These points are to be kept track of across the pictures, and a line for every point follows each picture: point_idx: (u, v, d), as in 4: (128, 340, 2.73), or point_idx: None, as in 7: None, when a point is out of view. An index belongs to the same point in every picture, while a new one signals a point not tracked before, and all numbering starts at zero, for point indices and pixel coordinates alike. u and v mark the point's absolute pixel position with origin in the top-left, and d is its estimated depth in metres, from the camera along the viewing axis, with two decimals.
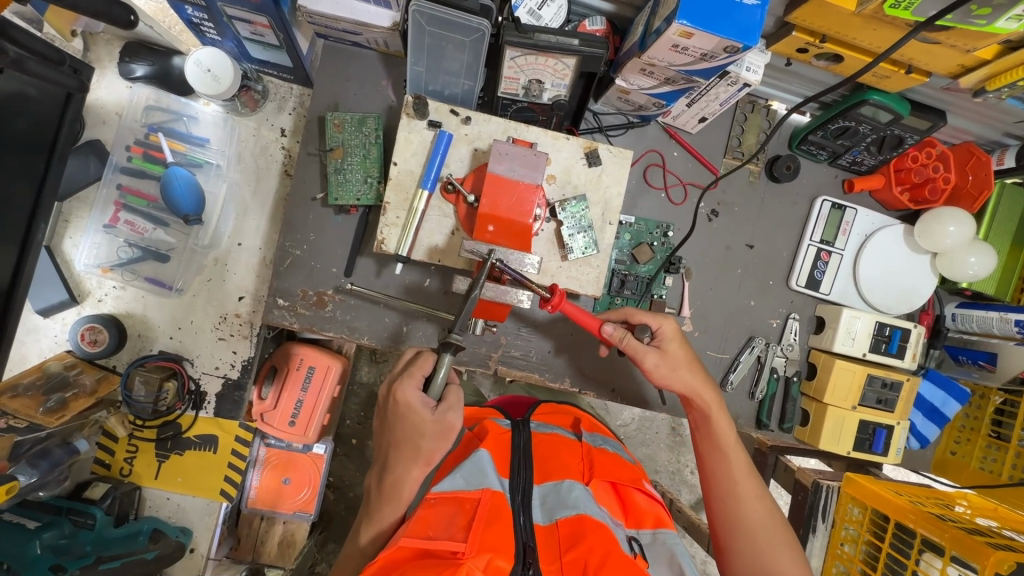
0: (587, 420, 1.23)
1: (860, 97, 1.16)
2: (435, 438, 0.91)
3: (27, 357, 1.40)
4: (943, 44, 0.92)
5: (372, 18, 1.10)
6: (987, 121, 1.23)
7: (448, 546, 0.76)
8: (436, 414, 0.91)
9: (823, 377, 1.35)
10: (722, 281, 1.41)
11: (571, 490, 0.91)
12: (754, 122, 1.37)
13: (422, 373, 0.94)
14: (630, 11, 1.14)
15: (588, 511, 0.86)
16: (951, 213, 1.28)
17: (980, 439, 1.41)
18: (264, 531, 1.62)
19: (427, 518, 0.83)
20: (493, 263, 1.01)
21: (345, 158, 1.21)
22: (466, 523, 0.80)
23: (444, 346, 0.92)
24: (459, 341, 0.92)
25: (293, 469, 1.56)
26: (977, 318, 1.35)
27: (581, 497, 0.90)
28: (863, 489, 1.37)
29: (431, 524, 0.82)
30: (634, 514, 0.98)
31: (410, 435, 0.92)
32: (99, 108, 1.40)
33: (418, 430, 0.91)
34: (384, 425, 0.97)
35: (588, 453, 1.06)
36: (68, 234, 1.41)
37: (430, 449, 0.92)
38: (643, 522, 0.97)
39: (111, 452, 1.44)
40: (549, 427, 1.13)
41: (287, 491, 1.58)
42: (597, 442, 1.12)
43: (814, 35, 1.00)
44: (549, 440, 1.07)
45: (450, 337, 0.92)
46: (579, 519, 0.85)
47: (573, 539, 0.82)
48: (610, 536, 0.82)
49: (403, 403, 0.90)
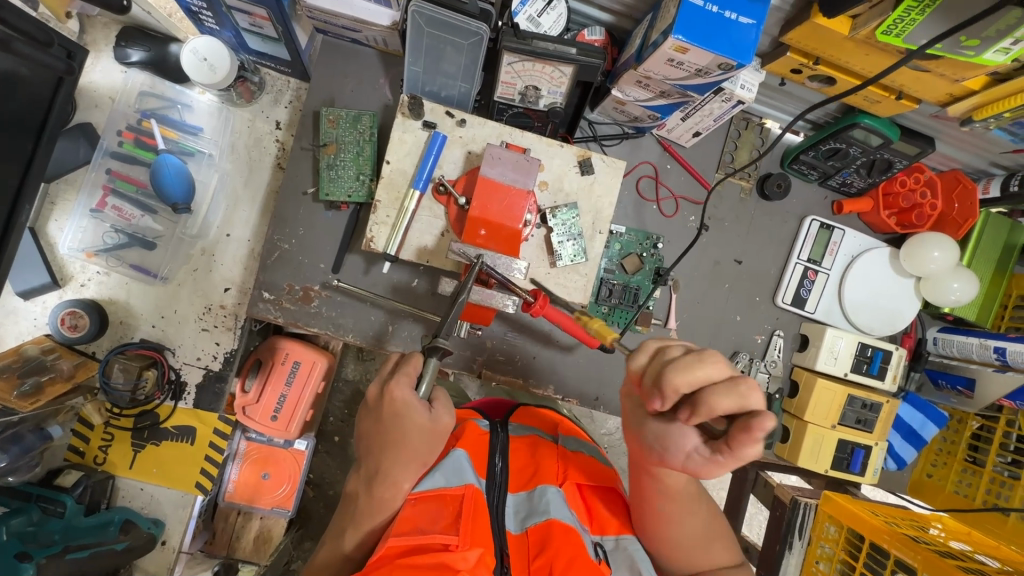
0: (566, 424, 1.19)
1: (852, 119, 1.19)
2: (429, 439, 0.81)
3: (3, 340, 1.37)
4: (933, 72, 0.93)
5: (372, 17, 1.10)
6: (975, 151, 1.25)
7: (439, 539, 0.73)
8: (432, 414, 0.82)
9: (805, 394, 1.36)
10: (710, 295, 1.42)
11: (543, 495, 0.92)
12: (747, 140, 1.38)
13: (413, 373, 0.83)
14: (629, 23, 1.15)
15: (557, 516, 0.88)
16: (936, 239, 1.30)
17: (956, 463, 1.43)
18: (241, 527, 1.58)
19: (413, 517, 0.78)
20: (481, 267, 0.98)
21: (338, 154, 1.20)
22: (453, 519, 0.76)
23: (432, 350, 0.84)
24: (447, 345, 0.84)
25: (273, 465, 1.54)
26: (958, 343, 1.36)
27: (553, 502, 0.91)
28: (840, 507, 1.39)
29: (417, 521, 0.77)
30: (598, 520, 0.98)
31: (401, 439, 0.80)
32: (93, 91, 1.39)
33: (412, 433, 0.80)
34: (366, 419, 0.84)
35: (562, 455, 1.03)
36: (53, 216, 1.38)
37: (424, 452, 0.81)
38: (606, 528, 0.98)
39: (86, 439, 1.41)
40: (525, 427, 1.11)
41: (266, 486, 1.55)
42: (573, 445, 1.09)
43: (808, 57, 1.01)
44: (526, 442, 1.04)
45: (438, 341, 0.85)
46: (548, 525, 0.87)
47: (540, 545, 0.85)
48: (577, 540, 0.86)
49: (398, 402, 0.79)
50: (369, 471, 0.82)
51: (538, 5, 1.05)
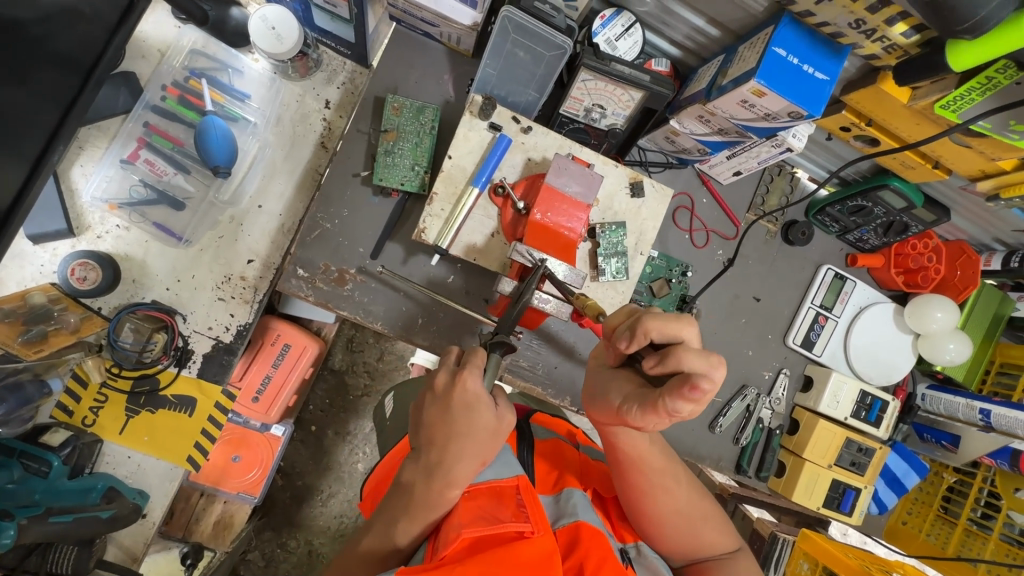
0: (581, 435, 1.22)
1: (883, 181, 1.28)
2: (490, 436, 0.81)
3: (5, 283, 1.29)
4: (973, 149, 1.02)
5: (455, 14, 1.12)
6: (983, 225, 1.37)
7: (512, 528, 0.76)
8: (498, 412, 0.82)
9: (805, 433, 1.43)
10: (727, 328, 1.47)
11: (570, 499, 0.92)
12: (778, 186, 1.46)
13: (480, 365, 0.83)
14: (694, 60, 1.21)
15: (585, 518, 0.87)
16: (939, 300, 1.40)
17: (930, 512, 1.53)
18: (202, 509, 1.63)
19: (472, 508, 0.81)
20: (543, 271, 1.03)
21: (396, 142, 1.21)
22: (517, 510, 0.79)
23: (496, 345, 0.88)
24: (511, 342, 0.88)
25: (246, 448, 1.61)
26: (945, 401, 1.46)
27: (579, 505, 0.91)
28: (817, 546, 1.44)
29: (481, 511, 0.80)
30: (619, 529, 0.99)
31: (466, 431, 0.80)
32: (142, 42, 1.34)
33: (478, 426, 0.80)
34: (427, 409, 0.83)
35: (583, 461, 1.07)
36: (79, 161, 1.32)
37: (481, 449, 0.81)
38: (628, 538, 0.98)
39: (76, 398, 1.32)
40: (548, 431, 1.12)
41: (234, 469, 1.62)
42: (591, 454, 1.14)
43: (860, 117, 1.09)
44: (550, 446, 1.06)
45: (501, 336, 0.89)
46: (576, 526, 0.86)
47: (568, 547, 0.84)
48: (606, 544, 0.84)
49: (469, 394, 0.80)
50: (427, 463, 0.81)
51: (617, 29, 1.10)
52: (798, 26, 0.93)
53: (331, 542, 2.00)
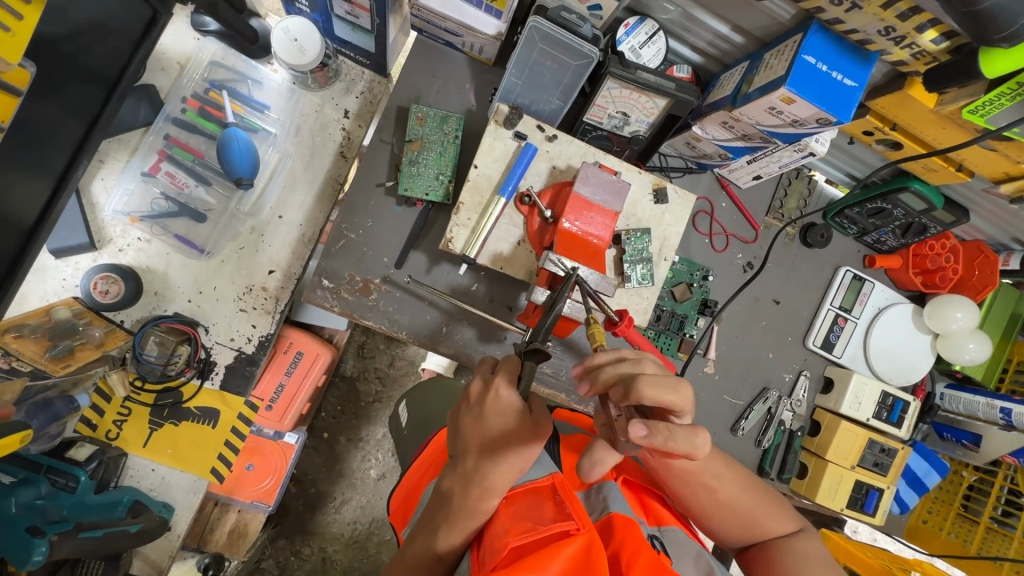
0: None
1: (903, 183, 1.28)
2: (524, 444, 0.79)
3: (27, 298, 1.28)
4: (999, 153, 1.03)
5: (479, 24, 1.13)
6: (1001, 225, 1.38)
7: (558, 526, 0.73)
8: (534, 418, 0.80)
9: (828, 434, 1.43)
10: (747, 331, 1.48)
11: (603, 493, 0.92)
12: (796, 189, 1.47)
13: (514, 371, 0.83)
14: (716, 66, 1.22)
15: (617, 509, 0.88)
16: (960, 301, 1.41)
17: (951, 511, 1.53)
18: (217, 518, 1.65)
19: (514, 515, 0.78)
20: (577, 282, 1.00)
21: (421, 152, 1.21)
22: (560, 510, 0.77)
23: (531, 353, 0.86)
24: (545, 349, 0.86)
25: (259, 456, 1.62)
26: (964, 400, 1.46)
27: (611, 497, 0.92)
28: (842, 547, 1.50)
29: (524, 519, 0.77)
30: (654, 514, 1.00)
31: (501, 438, 0.79)
32: (161, 54, 1.34)
33: (512, 433, 0.79)
34: (463, 416, 0.83)
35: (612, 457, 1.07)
36: (100, 174, 1.32)
37: (523, 456, 0.79)
38: (662, 521, 0.98)
39: (100, 412, 1.33)
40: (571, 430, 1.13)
41: (248, 477, 1.63)
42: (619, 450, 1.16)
43: (885, 122, 1.10)
44: (579, 440, 1.07)
45: (536, 344, 0.87)
46: (608, 519, 0.86)
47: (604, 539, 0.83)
48: (640, 533, 0.82)
49: (499, 401, 0.80)
50: (464, 471, 0.80)
51: (641, 37, 1.11)
52: (826, 34, 0.94)
53: (346, 549, 2.00)
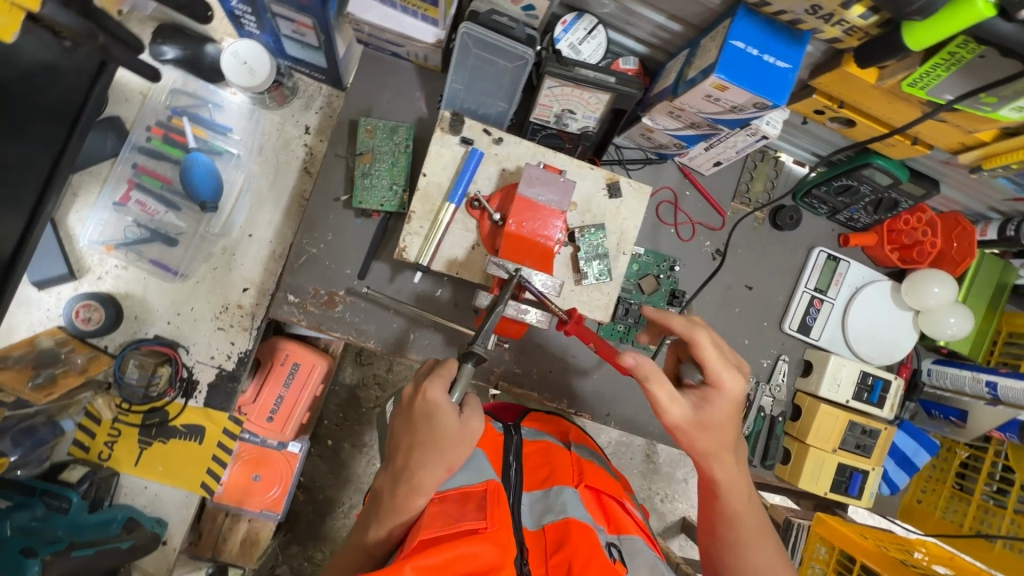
0: (575, 432, 1.23)
1: (865, 160, 1.25)
2: (455, 443, 0.82)
3: (14, 330, 1.34)
4: (949, 123, 1.00)
5: (418, 33, 1.14)
6: (975, 195, 1.34)
7: (465, 525, 0.78)
8: (461, 419, 0.83)
9: (807, 419, 1.41)
10: (721, 318, 1.47)
11: (560, 495, 0.93)
12: (762, 172, 1.45)
13: (449, 375, 0.86)
14: (662, 56, 1.21)
15: (574, 515, 0.88)
16: (938, 275, 1.37)
17: (945, 489, 1.50)
18: (228, 529, 1.56)
19: (437, 511, 0.82)
20: (519, 279, 1.05)
21: (373, 164, 1.23)
22: (477, 511, 0.81)
23: (467, 356, 0.88)
24: (482, 353, 0.88)
25: (265, 466, 1.52)
26: (951, 375, 1.43)
27: (569, 502, 0.91)
28: (832, 529, 1.43)
29: (443, 515, 0.81)
30: (615, 522, 0.96)
31: (430, 439, 0.81)
32: (124, 86, 1.38)
33: (441, 435, 0.81)
34: (398, 418, 0.86)
35: (578, 462, 1.05)
36: (74, 208, 1.37)
37: (452, 457, 0.82)
38: (623, 530, 0.96)
39: (91, 435, 1.38)
40: (539, 433, 1.13)
41: (256, 488, 1.53)
42: (585, 455, 1.12)
43: (832, 100, 1.07)
44: (541, 448, 1.07)
45: (473, 348, 0.89)
46: (565, 524, 0.87)
47: (559, 542, 0.85)
48: (594, 537, 0.84)
49: (427, 404, 0.81)
50: (393, 469, 0.84)
51: (579, 33, 1.10)
52: (754, 18, 0.93)
53: None
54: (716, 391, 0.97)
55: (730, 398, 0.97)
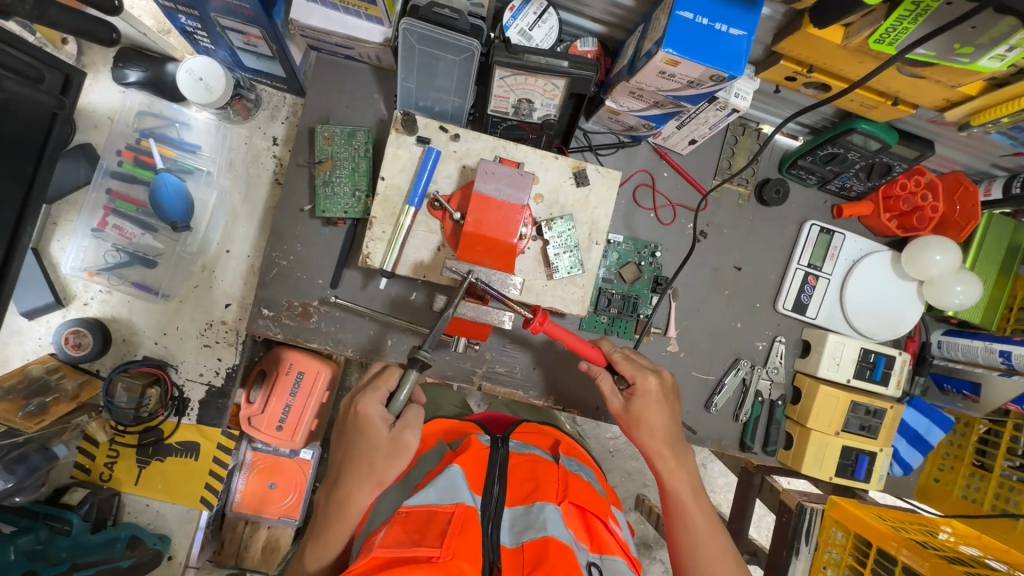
0: (569, 443, 1.14)
1: (849, 125, 1.17)
2: (384, 455, 0.90)
3: (9, 359, 1.41)
4: (929, 79, 0.94)
5: (363, 34, 1.11)
6: (975, 152, 1.25)
7: (422, 552, 0.76)
8: (393, 431, 0.91)
9: (808, 401, 1.35)
10: (710, 302, 1.41)
11: (541, 511, 0.86)
12: (744, 146, 1.37)
13: (386, 388, 0.94)
14: (621, 33, 1.15)
15: (555, 533, 0.81)
16: (939, 242, 1.28)
17: (963, 467, 1.41)
18: (249, 536, 1.58)
19: (401, 530, 0.82)
20: (472, 281, 1.04)
21: (333, 171, 1.23)
22: (439, 535, 0.79)
23: (411, 363, 0.93)
24: (427, 358, 0.92)
25: (279, 474, 1.54)
26: (962, 347, 1.35)
27: (550, 519, 0.84)
28: (847, 514, 1.29)
29: (405, 536, 0.80)
30: (598, 540, 0.89)
31: (362, 451, 0.91)
32: (93, 113, 1.41)
33: (372, 447, 0.91)
34: (342, 435, 0.97)
35: (564, 475, 0.98)
36: (56, 237, 1.41)
37: (384, 467, 0.91)
38: (605, 549, 0.89)
39: (91, 456, 1.43)
40: (528, 446, 1.05)
41: (272, 495, 1.56)
42: (574, 467, 1.03)
43: (802, 65, 1.00)
44: (527, 460, 0.99)
45: (418, 354, 0.93)
46: (544, 541, 0.80)
47: (536, 561, 0.78)
48: (574, 560, 0.77)
49: (360, 416, 0.91)
50: (331, 477, 0.96)
51: (529, 18, 1.05)
52: None
53: None
54: (639, 390, 1.09)
55: (652, 396, 1.09)
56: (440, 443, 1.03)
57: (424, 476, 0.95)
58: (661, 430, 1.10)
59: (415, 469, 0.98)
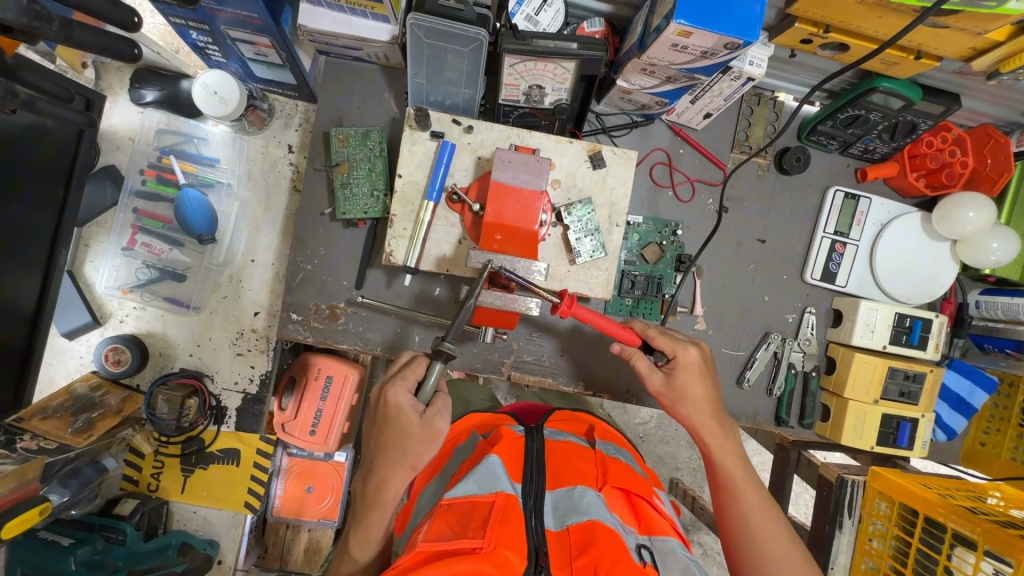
0: (604, 428, 1.13)
1: (870, 84, 1.13)
2: (416, 442, 0.91)
3: (54, 379, 1.46)
4: (953, 28, 0.92)
5: (371, 33, 1.12)
6: (1004, 102, 1.21)
7: (467, 544, 0.77)
8: (423, 418, 0.91)
9: (843, 370, 1.32)
10: (735, 277, 1.39)
11: (583, 495, 0.86)
12: (761, 115, 1.35)
13: (414, 378, 0.96)
14: (628, 11, 1.14)
15: (599, 516, 0.81)
16: (970, 198, 1.23)
17: (1010, 429, 1.37)
18: (291, 540, 1.62)
19: (442, 522, 0.82)
20: (493, 269, 1.04)
21: (351, 172, 1.24)
22: (481, 525, 0.80)
23: (437, 355, 0.95)
24: (451, 350, 0.94)
25: (316, 478, 1.57)
26: (1002, 305, 1.32)
27: (593, 502, 0.85)
28: (891, 484, 1.26)
29: (447, 529, 0.81)
30: (647, 521, 0.90)
31: (394, 440, 0.92)
32: (112, 133, 1.45)
33: (404, 434, 0.91)
34: (373, 426, 0.98)
35: (601, 459, 0.97)
36: (89, 257, 1.46)
37: (415, 455, 0.91)
38: (655, 530, 0.89)
39: (138, 468, 1.49)
40: (562, 433, 1.04)
41: (310, 498, 1.59)
42: (611, 451, 1.03)
43: (817, 26, 1.00)
44: (565, 447, 0.98)
45: (443, 345, 0.95)
46: (590, 525, 0.80)
47: (583, 544, 0.79)
48: (622, 542, 0.78)
49: (391, 406, 0.92)
50: (364, 469, 0.99)
51: (535, 3, 1.04)
52: None
53: None
54: (680, 363, 1.10)
55: (693, 369, 1.10)
56: (474, 434, 1.02)
57: (459, 468, 0.93)
58: (706, 403, 1.10)
59: (450, 460, 0.96)
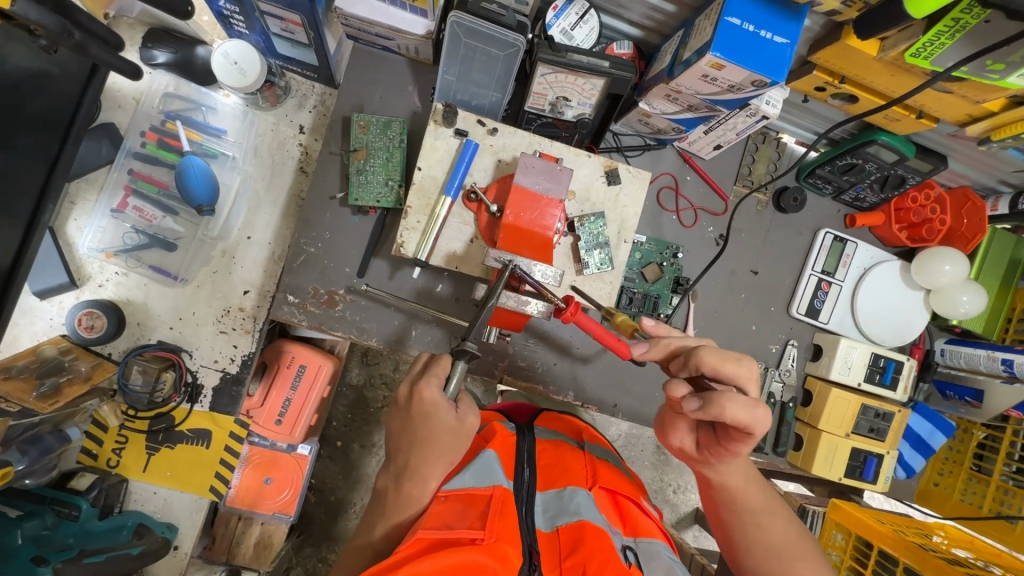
0: (590, 432, 1.15)
1: (870, 136, 1.22)
2: (452, 437, 0.89)
3: (18, 340, 1.37)
4: (956, 94, 1.01)
5: (407, 25, 1.13)
6: (985, 168, 1.31)
7: (465, 535, 0.76)
8: (458, 414, 0.90)
9: (819, 404, 1.39)
10: (726, 304, 1.44)
11: (573, 496, 0.87)
12: (764, 153, 1.42)
13: (441, 375, 0.92)
14: (657, 38, 1.20)
15: (589, 517, 0.82)
16: (946, 252, 1.34)
17: (962, 471, 1.46)
18: (241, 532, 1.55)
19: (439, 513, 0.82)
20: (514, 269, 1.06)
21: (367, 160, 1.24)
22: (480, 517, 0.79)
23: (461, 354, 0.93)
24: (474, 349, 0.93)
25: (276, 469, 1.52)
26: (966, 354, 1.41)
27: (583, 503, 0.86)
28: (849, 516, 1.32)
29: (443, 520, 0.81)
30: (632, 523, 0.91)
31: (429, 438, 0.89)
32: (116, 91, 1.39)
33: (438, 431, 0.89)
34: (399, 422, 0.93)
35: (591, 461, 1.00)
36: (73, 216, 1.38)
37: (451, 448, 0.90)
38: (640, 531, 0.90)
39: (99, 442, 1.40)
40: (551, 434, 1.06)
41: (267, 491, 1.52)
42: (598, 453, 1.05)
43: (832, 76, 1.07)
44: (555, 449, 1.00)
45: (465, 345, 0.94)
46: (580, 525, 0.81)
47: (572, 544, 0.79)
48: (611, 543, 0.79)
49: (426, 403, 0.89)
50: (396, 468, 0.91)
51: (572, 18, 1.08)
52: None
53: None
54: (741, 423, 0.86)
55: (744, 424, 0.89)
56: None
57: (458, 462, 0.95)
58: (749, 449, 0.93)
59: None
